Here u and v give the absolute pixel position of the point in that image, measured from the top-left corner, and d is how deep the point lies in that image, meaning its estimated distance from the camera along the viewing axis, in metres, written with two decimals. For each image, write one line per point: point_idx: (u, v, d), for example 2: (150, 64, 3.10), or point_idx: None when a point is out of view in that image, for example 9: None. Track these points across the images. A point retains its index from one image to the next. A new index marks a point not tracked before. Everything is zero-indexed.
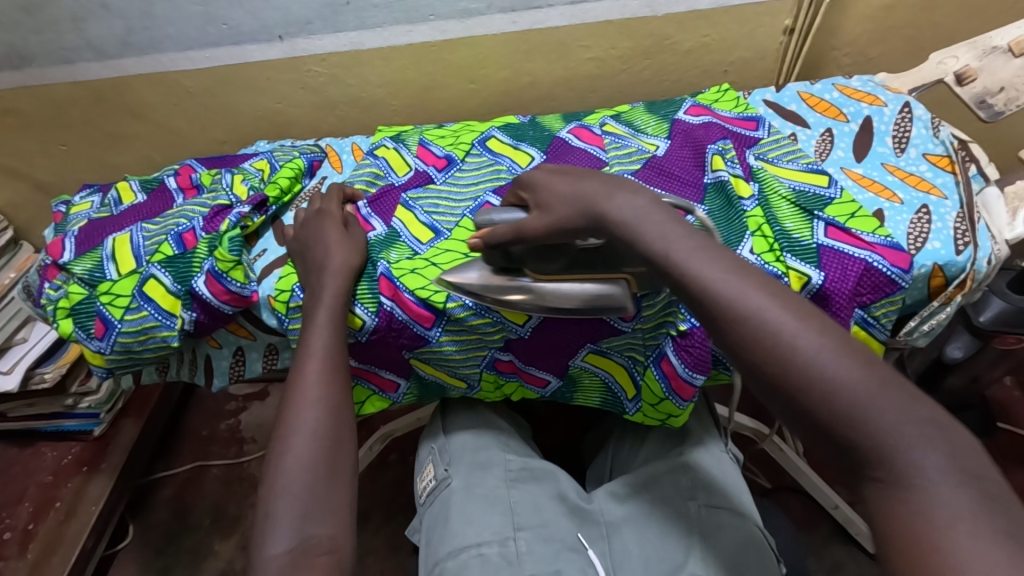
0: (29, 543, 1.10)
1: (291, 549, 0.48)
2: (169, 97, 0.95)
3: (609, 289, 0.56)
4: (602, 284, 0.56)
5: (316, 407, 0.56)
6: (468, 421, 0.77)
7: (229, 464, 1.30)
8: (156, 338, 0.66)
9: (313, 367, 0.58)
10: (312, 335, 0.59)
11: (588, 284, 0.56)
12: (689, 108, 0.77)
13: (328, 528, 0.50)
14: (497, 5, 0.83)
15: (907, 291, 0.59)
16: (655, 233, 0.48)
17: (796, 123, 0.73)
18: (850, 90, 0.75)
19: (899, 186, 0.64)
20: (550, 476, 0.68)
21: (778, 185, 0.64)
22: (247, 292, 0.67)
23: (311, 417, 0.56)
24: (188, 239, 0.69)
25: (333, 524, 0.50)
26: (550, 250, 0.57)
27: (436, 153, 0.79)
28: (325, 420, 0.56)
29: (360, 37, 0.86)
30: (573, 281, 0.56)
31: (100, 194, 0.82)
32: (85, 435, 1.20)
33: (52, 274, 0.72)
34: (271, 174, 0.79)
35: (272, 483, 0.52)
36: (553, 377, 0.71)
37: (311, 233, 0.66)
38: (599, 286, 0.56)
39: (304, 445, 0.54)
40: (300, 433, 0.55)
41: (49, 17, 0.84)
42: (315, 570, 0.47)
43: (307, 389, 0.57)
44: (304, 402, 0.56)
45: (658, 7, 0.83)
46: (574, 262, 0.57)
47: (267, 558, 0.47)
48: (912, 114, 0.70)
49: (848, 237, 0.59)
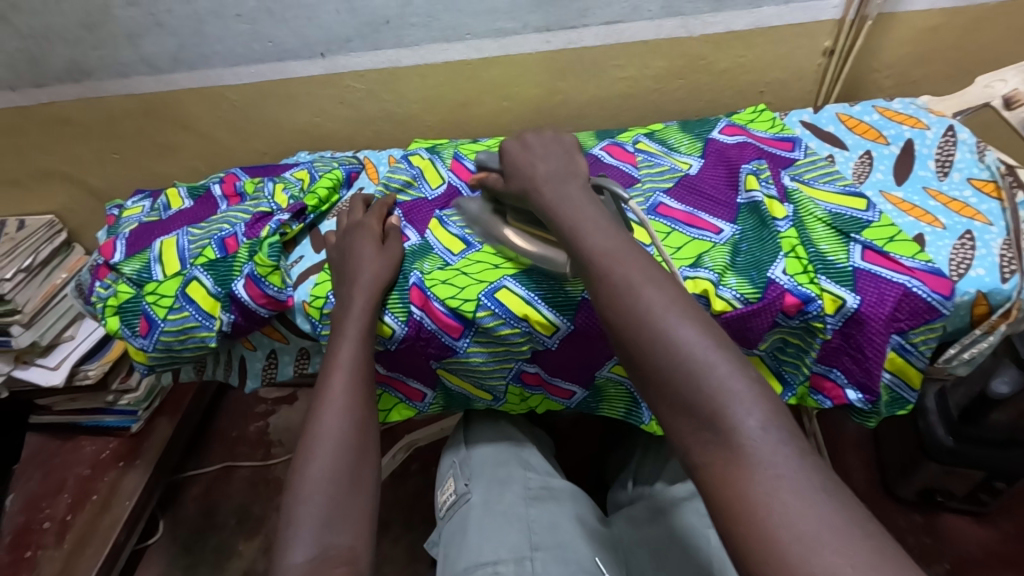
0: (65, 533, 1.14)
1: (310, 558, 0.48)
2: (216, 111, 0.99)
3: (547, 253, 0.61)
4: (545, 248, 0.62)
5: (339, 419, 0.58)
6: (490, 434, 0.78)
7: (256, 465, 1.33)
8: (195, 339, 0.69)
9: (338, 377, 0.60)
10: (339, 346, 0.61)
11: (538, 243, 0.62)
12: (724, 127, 0.77)
13: (349, 538, 0.50)
14: (532, 25, 0.84)
15: (948, 318, 0.57)
16: (620, 270, 0.49)
17: (833, 145, 0.72)
18: (891, 112, 0.74)
19: (941, 211, 0.62)
20: (568, 497, 0.68)
21: (814, 207, 0.63)
22: (283, 297, 0.69)
23: (337, 428, 0.57)
24: (230, 244, 0.71)
25: (354, 533, 0.51)
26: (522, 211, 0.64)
27: (469, 168, 0.81)
28: (350, 431, 0.57)
29: (398, 55, 0.89)
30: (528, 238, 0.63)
31: (150, 199, 0.87)
32: (122, 431, 1.25)
33: (103, 273, 0.76)
34: (311, 183, 0.82)
35: (297, 490, 0.53)
36: (578, 389, 0.71)
37: (349, 245, 0.69)
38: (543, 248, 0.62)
39: (328, 457, 0.55)
40: (324, 446, 0.56)
41: (108, 33, 0.89)
42: None
43: (335, 398, 0.59)
44: (329, 411, 0.58)
45: (694, 28, 0.83)
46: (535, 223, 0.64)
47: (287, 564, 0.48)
48: (956, 137, 0.69)
49: (885, 261, 0.58)
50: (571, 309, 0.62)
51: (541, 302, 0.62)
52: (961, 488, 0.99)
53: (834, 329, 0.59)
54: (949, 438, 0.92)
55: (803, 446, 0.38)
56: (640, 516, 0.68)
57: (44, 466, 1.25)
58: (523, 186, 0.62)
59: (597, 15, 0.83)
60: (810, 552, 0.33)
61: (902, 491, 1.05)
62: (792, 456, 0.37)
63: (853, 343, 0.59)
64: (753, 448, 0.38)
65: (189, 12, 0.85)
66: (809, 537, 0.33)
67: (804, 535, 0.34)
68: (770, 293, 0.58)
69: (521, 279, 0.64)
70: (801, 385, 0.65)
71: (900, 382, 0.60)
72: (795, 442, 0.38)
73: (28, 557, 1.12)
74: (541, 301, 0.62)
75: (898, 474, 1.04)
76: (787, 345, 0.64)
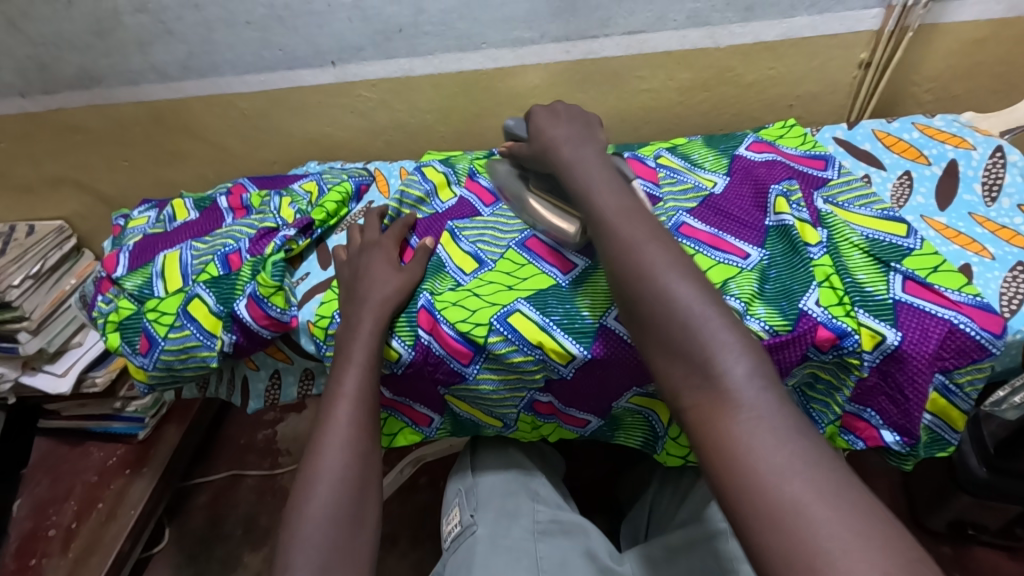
0: (71, 541, 1.13)
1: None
2: (225, 119, 0.97)
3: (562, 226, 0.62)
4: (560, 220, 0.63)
5: (338, 453, 0.55)
6: (497, 460, 0.75)
7: (263, 475, 1.31)
8: (196, 358, 0.66)
9: (342, 408, 0.57)
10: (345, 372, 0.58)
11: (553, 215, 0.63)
12: (752, 143, 0.73)
13: None
14: (551, 35, 0.81)
15: (997, 358, 0.53)
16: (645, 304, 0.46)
17: (869, 164, 0.68)
18: (933, 130, 0.69)
19: (989, 239, 0.58)
20: (580, 531, 0.65)
21: (849, 233, 0.59)
22: (287, 318, 0.66)
23: (338, 464, 0.55)
24: (233, 260, 0.70)
25: None
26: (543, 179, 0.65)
27: (485, 186, 0.77)
28: (352, 467, 0.55)
29: (411, 64, 0.86)
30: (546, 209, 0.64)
31: (157, 210, 0.85)
32: (129, 438, 1.24)
33: (106, 287, 0.74)
34: (319, 196, 0.79)
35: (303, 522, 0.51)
36: (594, 418, 0.68)
37: (360, 264, 0.66)
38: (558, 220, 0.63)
39: (328, 494, 0.53)
40: (323, 482, 0.54)
41: (117, 41, 0.87)
42: None
43: (341, 428, 0.57)
44: (331, 444, 0.56)
45: (721, 38, 0.79)
46: (555, 192, 0.64)
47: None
48: (1005, 159, 0.64)
49: (928, 294, 0.54)
50: (589, 337, 0.58)
51: (556, 328, 0.59)
52: (995, 521, 0.93)
53: (872, 366, 0.54)
54: (983, 470, 0.86)
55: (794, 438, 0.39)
56: (657, 555, 0.62)
57: (52, 472, 1.24)
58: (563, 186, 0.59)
59: (620, 24, 0.79)
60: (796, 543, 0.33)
61: (932, 523, 1.00)
62: (775, 401, 0.40)
63: (892, 382, 0.55)
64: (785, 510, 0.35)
65: (198, 20, 0.83)
66: (782, 467, 0.36)
67: (779, 465, 0.36)
68: (802, 325, 0.53)
69: (535, 304, 0.60)
70: (831, 425, 0.60)
71: (942, 423, 0.56)
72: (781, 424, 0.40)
73: (32, 565, 1.11)
74: (556, 328, 0.59)
75: (928, 505, 0.99)
76: (818, 379, 0.59)
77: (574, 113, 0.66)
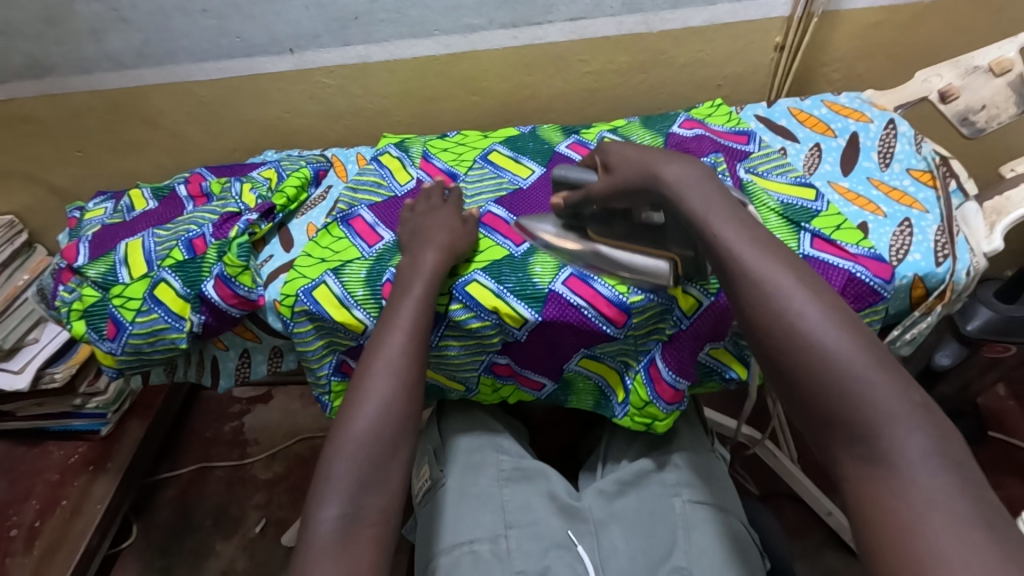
0: (34, 540, 1.12)
1: (345, 513, 0.52)
2: (181, 106, 0.98)
3: (657, 265, 0.59)
4: (650, 259, 0.60)
5: (385, 379, 0.59)
6: (462, 422, 0.79)
7: (232, 466, 1.33)
8: (164, 340, 0.69)
9: (396, 341, 0.60)
10: (405, 307, 0.62)
11: (639, 256, 0.60)
12: (683, 121, 0.80)
13: (381, 500, 0.54)
14: (498, 21, 0.86)
15: (889, 301, 0.61)
16: None
17: (786, 138, 0.76)
18: (839, 106, 0.78)
19: (883, 200, 0.66)
20: (540, 475, 0.70)
21: (767, 198, 0.66)
22: (254, 296, 0.70)
23: (388, 387, 0.58)
24: (198, 245, 0.72)
25: (386, 498, 0.54)
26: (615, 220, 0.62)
27: (440, 167, 0.82)
28: (402, 394, 0.58)
29: (366, 50, 0.89)
30: (624, 251, 0.61)
31: (113, 201, 0.85)
32: (91, 435, 1.23)
33: (66, 277, 0.74)
34: (279, 182, 0.82)
35: (339, 445, 0.55)
36: (548, 380, 0.73)
37: (424, 222, 0.70)
38: (647, 260, 0.60)
39: (370, 417, 0.57)
40: (370, 404, 0.57)
41: (69, 28, 0.87)
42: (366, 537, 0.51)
43: (389, 360, 0.60)
44: (382, 372, 0.59)
45: (655, 23, 0.86)
46: (635, 233, 0.62)
47: (321, 522, 0.51)
48: (897, 130, 0.73)
49: (832, 249, 0.62)
50: (539, 301, 0.64)
51: (509, 295, 0.64)
52: None
53: None
54: None
55: None
56: (608, 489, 0.69)
57: (10, 473, 1.22)
58: (632, 170, 0.57)
59: (561, 11, 0.85)
60: None
61: None
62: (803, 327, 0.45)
63: None
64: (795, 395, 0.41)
65: (152, 7, 0.84)
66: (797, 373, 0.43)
67: None
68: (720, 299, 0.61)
69: (491, 273, 0.66)
70: None
71: None
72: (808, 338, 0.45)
73: None
74: (509, 294, 0.64)
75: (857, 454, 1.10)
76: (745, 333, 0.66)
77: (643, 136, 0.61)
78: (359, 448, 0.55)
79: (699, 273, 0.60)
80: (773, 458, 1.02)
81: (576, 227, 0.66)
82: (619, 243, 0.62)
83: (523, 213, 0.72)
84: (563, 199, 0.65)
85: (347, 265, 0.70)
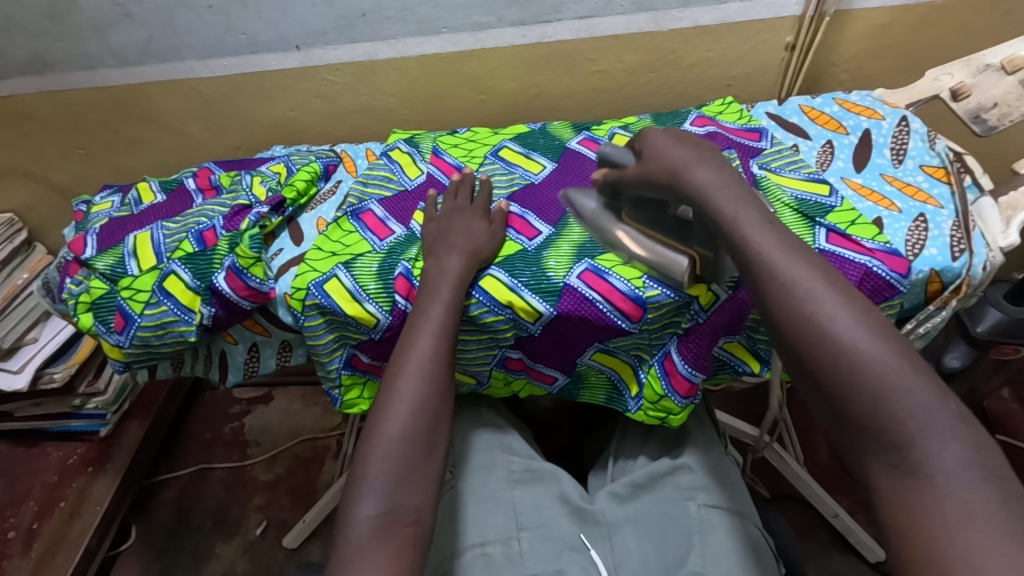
0: (33, 542, 1.11)
1: (381, 514, 0.51)
2: (186, 103, 0.97)
3: (672, 258, 0.60)
4: (668, 250, 0.60)
5: (415, 379, 0.59)
6: (470, 422, 0.79)
7: (232, 467, 1.31)
8: (174, 333, 0.68)
9: (426, 339, 0.60)
10: (432, 307, 0.62)
11: (659, 245, 0.61)
12: (694, 118, 0.80)
13: (415, 501, 0.53)
14: (507, 19, 0.86)
15: (904, 296, 0.61)
16: None
17: (797, 135, 0.76)
18: (850, 104, 0.78)
19: (897, 196, 0.66)
20: (552, 477, 0.69)
21: (781, 194, 0.66)
22: (265, 289, 0.69)
23: (418, 388, 0.58)
24: (209, 237, 0.71)
25: (420, 498, 0.53)
26: (646, 206, 0.63)
27: (450, 163, 0.81)
28: (430, 395, 0.58)
29: (374, 48, 0.89)
30: (648, 238, 0.62)
31: (120, 194, 0.85)
32: (90, 436, 1.22)
33: (73, 269, 0.74)
34: (288, 176, 0.82)
35: (374, 448, 0.55)
36: (560, 375, 0.73)
37: (455, 224, 0.69)
38: (666, 251, 0.60)
39: (405, 418, 0.57)
40: (402, 406, 0.57)
41: (74, 25, 0.87)
42: (401, 538, 0.50)
43: (421, 360, 0.60)
44: (411, 372, 0.59)
45: (663, 23, 0.86)
46: (663, 222, 0.62)
47: (358, 520, 0.51)
48: (909, 127, 0.73)
49: (848, 243, 0.62)
50: (555, 295, 0.63)
51: (524, 289, 0.64)
52: None
53: None
54: None
55: None
56: (620, 491, 0.69)
57: (7, 475, 1.20)
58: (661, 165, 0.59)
59: (571, 9, 0.85)
60: None
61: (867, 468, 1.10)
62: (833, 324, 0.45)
63: None
64: None
65: (159, 3, 0.84)
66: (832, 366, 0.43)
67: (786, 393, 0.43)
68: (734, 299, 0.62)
69: (506, 268, 0.66)
70: None
71: None
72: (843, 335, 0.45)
73: None
74: (524, 288, 0.64)
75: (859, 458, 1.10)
76: (759, 326, 0.65)
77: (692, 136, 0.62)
78: (396, 447, 0.55)
79: (715, 276, 0.60)
80: (778, 459, 1.01)
81: (613, 207, 0.66)
82: (645, 229, 0.62)
83: (535, 208, 0.72)
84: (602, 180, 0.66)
85: (359, 258, 0.69)
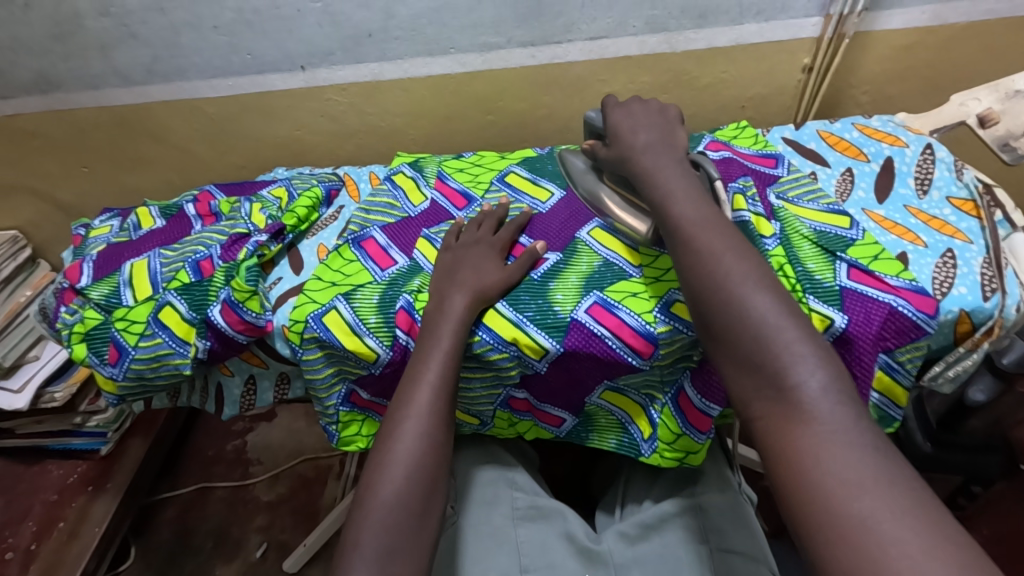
0: (29, 563, 1.08)
1: None
2: (192, 123, 0.96)
3: (636, 220, 0.65)
4: (634, 213, 0.66)
5: (410, 440, 0.57)
6: (475, 454, 0.76)
7: (233, 486, 1.29)
8: (168, 366, 0.66)
9: (423, 396, 0.59)
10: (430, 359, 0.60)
11: (626, 210, 0.67)
12: (708, 143, 0.77)
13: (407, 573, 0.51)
14: (517, 40, 0.84)
15: (932, 337, 0.58)
16: None
17: (815, 162, 0.73)
18: (871, 130, 0.75)
19: (922, 229, 0.63)
20: (558, 514, 0.66)
21: (799, 225, 0.63)
22: (262, 322, 0.66)
23: (412, 448, 0.57)
24: (205, 267, 0.69)
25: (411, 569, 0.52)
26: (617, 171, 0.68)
27: (456, 188, 0.79)
28: (427, 455, 0.57)
29: (381, 68, 0.87)
30: (619, 201, 0.68)
31: (119, 218, 0.83)
32: (91, 454, 1.19)
33: (69, 298, 0.72)
34: (289, 202, 0.80)
35: (368, 513, 0.54)
36: (568, 416, 0.70)
37: (464, 259, 0.66)
38: (632, 215, 0.66)
39: (399, 482, 0.55)
40: (395, 467, 0.56)
41: (78, 45, 0.86)
42: None
43: (419, 417, 0.58)
44: (409, 433, 0.58)
45: (677, 44, 0.84)
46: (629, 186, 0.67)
47: None
48: (934, 156, 0.70)
49: (871, 280, 0.58)
50: (561, 331, 0.60)
51: (529, 324, 0.61)
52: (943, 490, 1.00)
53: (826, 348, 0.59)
54: (928, 446, 0.94)
55: (865, 410, 0.42)
56: (630, 532, 0.65)
57: (6, 493, 1.18)
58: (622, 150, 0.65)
59: (581, 30, 0.83)
60: (854, 492, 0.37)
61: None
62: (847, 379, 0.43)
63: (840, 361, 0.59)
64: (852, 463, 0.38)
65: (164, 24, 0.83)
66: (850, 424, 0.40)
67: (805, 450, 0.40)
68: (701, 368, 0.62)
69: (510, 302, 0.63)
70: None
71: (886, 400, 0.60)
72: (856, 403, 0.42)
73: None
74: (530, 324, 0.61)
75: None
76: None
77: (650, 114, 0.67)
78: (389, 512, 0.54)
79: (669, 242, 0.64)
80: None
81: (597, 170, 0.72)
82: (618, 192, 0.68)
83: (542, 236, 0.70)
84: (590, 144, 0.71)
85: (359, 289, 0.66)
